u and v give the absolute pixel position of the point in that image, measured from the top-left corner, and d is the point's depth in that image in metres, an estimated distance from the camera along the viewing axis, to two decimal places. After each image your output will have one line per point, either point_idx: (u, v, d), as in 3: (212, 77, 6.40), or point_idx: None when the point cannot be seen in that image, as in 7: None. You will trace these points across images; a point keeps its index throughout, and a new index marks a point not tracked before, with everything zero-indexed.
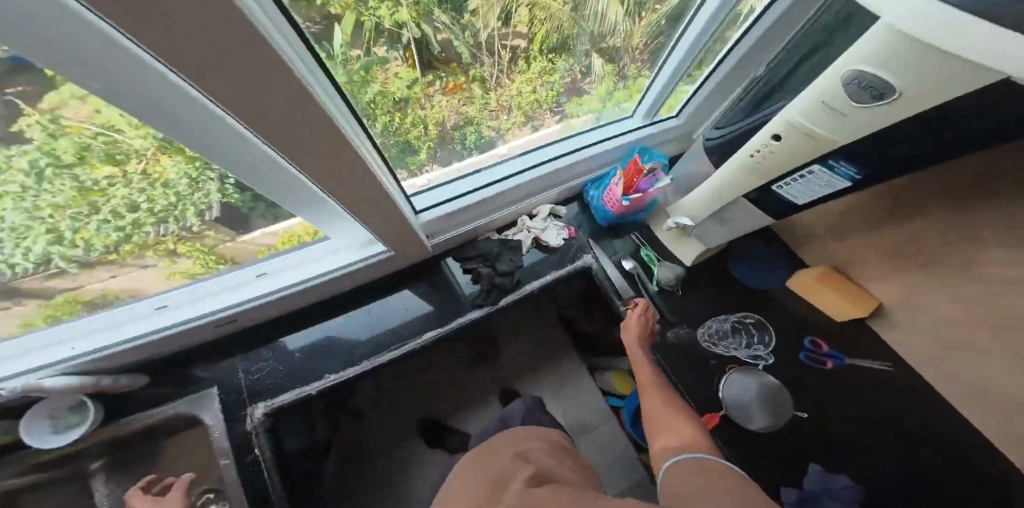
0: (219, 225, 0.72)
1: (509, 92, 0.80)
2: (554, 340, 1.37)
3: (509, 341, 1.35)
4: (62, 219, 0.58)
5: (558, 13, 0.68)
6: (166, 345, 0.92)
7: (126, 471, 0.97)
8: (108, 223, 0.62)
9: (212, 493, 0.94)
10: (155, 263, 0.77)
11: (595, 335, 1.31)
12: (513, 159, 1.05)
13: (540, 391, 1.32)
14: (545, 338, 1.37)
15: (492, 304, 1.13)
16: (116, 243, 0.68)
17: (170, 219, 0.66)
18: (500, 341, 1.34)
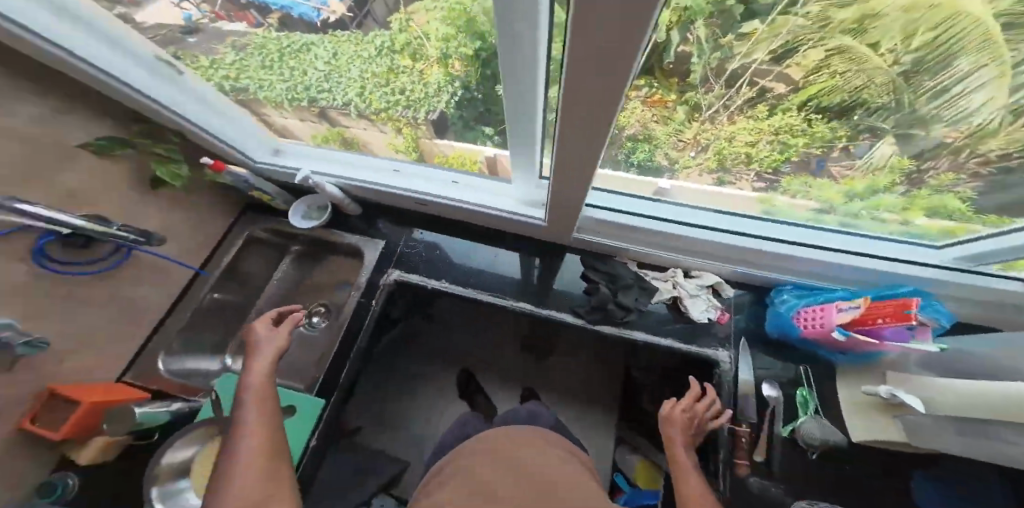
0: (432, 126, 0.72)
1: (720, 130, 0.50)
2: (603, 383, 1.18)
3: (559, 356, 1.20)
4: (350, 70, 0.64)
5: (873, 74, 0.38)
6: (383, 197, 0.98)
7: (309, 263, 1.04)
8: (373, 90, 0.67)
9: (322, 308, 0.99)
10: (385, 130, 0.79)
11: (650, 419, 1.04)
12: (720, 215, 0.78)
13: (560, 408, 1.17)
14: (590, 376, 1.19)
15: (591, 323, 0.87)
16: (378, 107, 0.71)
17: (415, 107, 0.67)
18: (551, 355, 1.20)
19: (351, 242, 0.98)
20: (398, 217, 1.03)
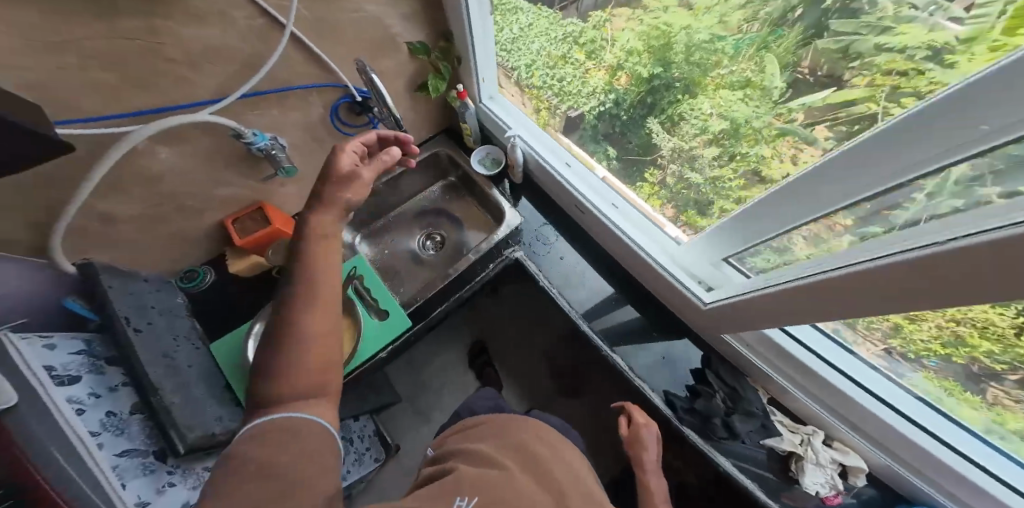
0: (638, 126, 0.76)
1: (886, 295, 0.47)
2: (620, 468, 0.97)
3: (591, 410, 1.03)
4: (631, 52, 0.66)
5: None
6: (551, 185, 0.99)
7: (454, 196, 1.07)
8: (630, 65, 0.68)
9: (435, 238, 1.05)
10: (585, 108, 0.85)
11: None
12: (866, 371, 0.67)
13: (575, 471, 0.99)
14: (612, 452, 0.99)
15: (679, 420, 0.85)
16: (606, 76, 0.76)
17: (652, 98, 0.69)
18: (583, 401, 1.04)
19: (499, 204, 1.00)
20: (558, 218, 1.06)
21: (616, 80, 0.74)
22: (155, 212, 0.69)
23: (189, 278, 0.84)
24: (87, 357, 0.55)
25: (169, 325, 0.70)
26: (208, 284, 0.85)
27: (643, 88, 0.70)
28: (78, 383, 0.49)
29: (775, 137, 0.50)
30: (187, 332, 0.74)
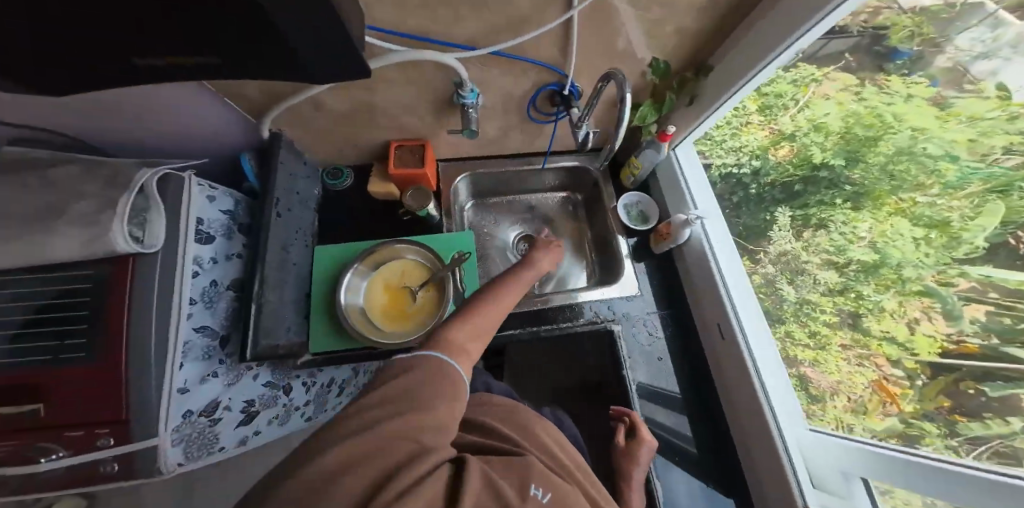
0: (781, 206, 0.83)
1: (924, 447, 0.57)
2: None
3: None
4: (811, 136, 0.76)
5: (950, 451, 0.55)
6: (699, 277, 0.90)
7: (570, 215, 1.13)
8: (805, 146, 0.78)
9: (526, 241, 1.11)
10: (766, 167, 0.86)
11: None
12: None
13: None
14: None
15: None
16: (788, 158, 0.81)
17: (809, 174, 0.77)
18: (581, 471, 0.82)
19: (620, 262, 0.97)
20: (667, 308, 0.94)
21: (776, 148, 0.83)
22: (354, 113, 0.80)
23: (334, 176, 1.00)
24: (230, 225, 0.71)
25: (297, 217, 0.85)
26: (342, 188, 1.00)
27: (803, 168, 0.78)
28: (209, 245, 0.64)
29: (912, 292, 0.60)
30: (308, 227, 0.91)
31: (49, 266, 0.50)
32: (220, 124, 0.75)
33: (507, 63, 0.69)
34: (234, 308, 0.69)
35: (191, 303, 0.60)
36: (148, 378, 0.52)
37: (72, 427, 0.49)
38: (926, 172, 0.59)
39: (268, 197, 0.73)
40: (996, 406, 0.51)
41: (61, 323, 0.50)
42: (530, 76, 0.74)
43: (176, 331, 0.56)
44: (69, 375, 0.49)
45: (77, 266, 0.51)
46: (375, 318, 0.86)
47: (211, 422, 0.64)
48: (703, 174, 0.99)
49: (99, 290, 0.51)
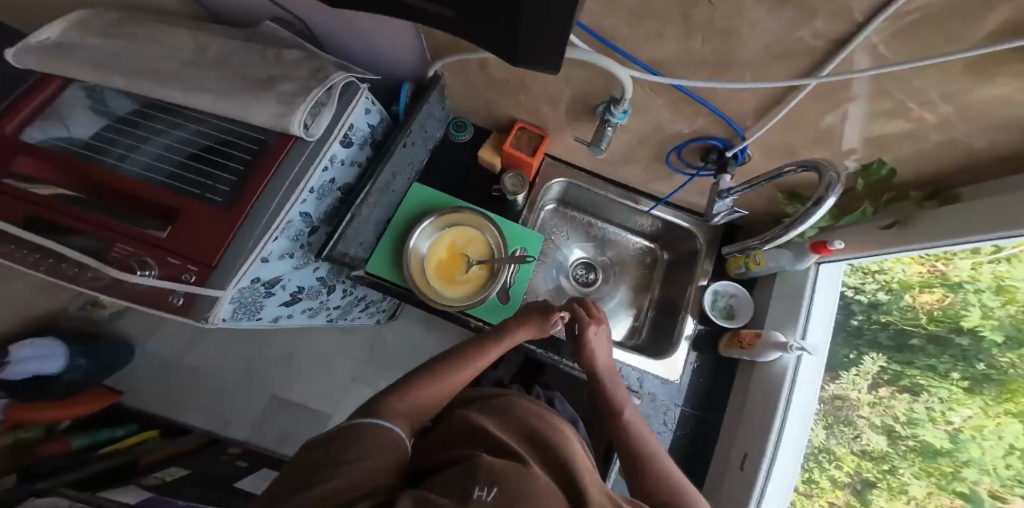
0: (885, 352, 0.85)
1: None
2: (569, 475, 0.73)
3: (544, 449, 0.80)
4: (976, 309, 0.75)
5: None
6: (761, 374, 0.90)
7: (639, 268, 1.27)
8: (951, 318, 0.77)
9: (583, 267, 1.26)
10: (898, 309, 0.83)
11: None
12: None
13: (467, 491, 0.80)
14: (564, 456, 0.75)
15: None
16: (921, 320, 0.81)
17: (929, 340, 0.80)
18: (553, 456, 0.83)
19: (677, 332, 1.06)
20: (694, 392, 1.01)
21: (924, 290, 0.79)
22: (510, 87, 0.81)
23: (460, 129, 1.04)
24: (367, 138, 0.80)
25: (411, 154, 0.90)
26: (460, 142, 1.05)
27: (938, 323, 0.79)
28: (346, 150, 0.73)
29: (949, 490, 0.76)
30: (417, 163, 0.97)
31: (246, 136, 0.67)
32: (396, 44, 0.77)
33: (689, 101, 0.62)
34: (332, 207, 0.78)
35: (309, 192, 0.67)
36: (251, 238, 0.60)
37: (174, 253, 0.59)
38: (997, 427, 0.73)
39: (404, 129, 0.81)
40: None
41: (221, 174, 0.65)
42: (697, 120, 0.67)
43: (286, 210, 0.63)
44: (198, 209, 0.61)
45: (262, 141, 0.66)
46: (430, 276, 0.89)
47: (266, 292, 0.72)
48: (836, 294, 0.90)
49: (258, 156, 0.64)
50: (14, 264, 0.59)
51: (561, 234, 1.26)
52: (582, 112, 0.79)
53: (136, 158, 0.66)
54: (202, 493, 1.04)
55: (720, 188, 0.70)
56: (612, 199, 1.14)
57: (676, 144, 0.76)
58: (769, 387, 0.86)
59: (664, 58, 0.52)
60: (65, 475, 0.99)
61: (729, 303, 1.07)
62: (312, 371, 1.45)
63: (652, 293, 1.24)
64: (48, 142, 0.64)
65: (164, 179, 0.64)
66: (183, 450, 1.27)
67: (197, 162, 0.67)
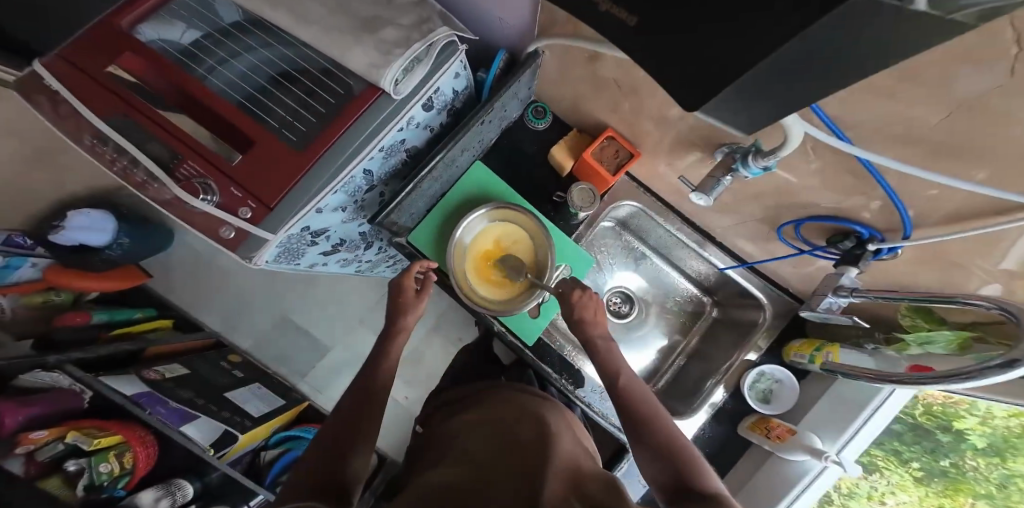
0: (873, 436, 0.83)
1: None
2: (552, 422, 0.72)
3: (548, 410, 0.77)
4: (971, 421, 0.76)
5: None
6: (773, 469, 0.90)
7: (687, 314, 1.16)
8: (941, 417, 0.78)
9: (624, 295, 1.17)
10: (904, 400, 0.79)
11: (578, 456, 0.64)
12: None
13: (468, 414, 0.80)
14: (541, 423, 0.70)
15: None
16: (921, 415, 0.79)
17: (912, 432, 0.81)
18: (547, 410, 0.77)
19: (700, 399, 1.01)
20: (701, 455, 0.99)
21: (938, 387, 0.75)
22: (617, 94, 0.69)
23: (538, 116, 0.91)
24: (448, 103, 0.71)
25: (486, 131, 0.81)
26: (536, 131, 0.92)
27: (931, 418, 0.79)
28: (425, 114, 0.65)
29: None
30: (485, 141, 0.86)
31: (338, 69, 0.59)
32: (515, 13, 0.67)
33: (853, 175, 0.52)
34: (395, 168, 0.72)
35: (378, 150, 0.61)
36: (312, 186, 0.56)
37: (239, 184, 0.55)
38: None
39: (488, 106, 0.72)
40: None
41: (303, 109, 0.59)
42: (852, 200, 0.60)
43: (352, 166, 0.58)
44: (270, 142, 0.56)
45: (349, 78, 0.58)
46: (468, 271, 0.82)
47: (310, 241, 0.68)
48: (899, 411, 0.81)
49: (341, 101, 0.58)
50: (92, 160, 0.56)
51: (609, 255, 1.15)
52: (695, 147, 0.67)
53: (227, 72, 0.60)
54: (193, 396, 1.05)
55: (842, 285, 0.68)
56: (681, 241, 1.02)
57: (795, 218, 0.70)
58: (775, 488, 0.86)
59: (856, 119, 0.45)
60: (74, 352, 0.97)
61: (771, 387, 1.00)
62: (326, 302, 1.45)
63: (687, 341, 1.15)
64: (155, 43, 0.59)
65: (249, 104, 0.59)
66: (186, 349, 1.26)
67: (283, 88, 0.60)
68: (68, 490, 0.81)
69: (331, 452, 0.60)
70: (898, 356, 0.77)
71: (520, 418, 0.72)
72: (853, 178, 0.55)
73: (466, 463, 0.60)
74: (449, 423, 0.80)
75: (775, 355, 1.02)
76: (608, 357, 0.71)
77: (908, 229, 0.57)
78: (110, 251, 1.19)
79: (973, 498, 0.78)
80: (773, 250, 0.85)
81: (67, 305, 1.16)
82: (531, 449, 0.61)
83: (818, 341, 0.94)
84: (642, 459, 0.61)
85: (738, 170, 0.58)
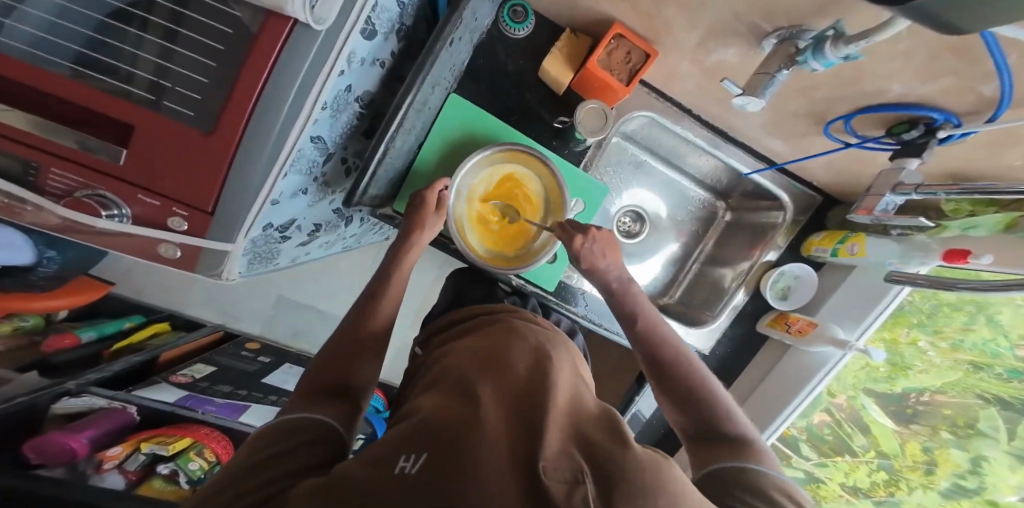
0: (880, 315, 0.79)
1: (816, 461, 1.00)
2: (562, 351, 0.54)
3: (559, 343, 0.57)
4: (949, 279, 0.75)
5: (841, 462, 0.99)
6: (789, 366, 0.87)
7: (701, 219, 1.01)
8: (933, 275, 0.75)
9: (631, 213, 1.00)
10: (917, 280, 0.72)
11: (577, 393, 0.44)
12: None
13: (466, 329, 0.60)
14: (561, 349, 0.53)
15: None
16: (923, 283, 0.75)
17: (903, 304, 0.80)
18: (559, 341, 0.58)
19: (717, 310, 0.93)
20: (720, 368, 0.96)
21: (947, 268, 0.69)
22: None
23: (518, 19, 0.74)
24: (396, 22, 0.53)
25: (458, 50, 0.64)
26: (517, 40, 0.76)
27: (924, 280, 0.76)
28: (369, 44, 0.48)
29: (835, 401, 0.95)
30: (458, 65, 0.71)
31: None
32: None
33: (960, 55, 0.40)
34: (351, 124, 0.58)
35: (320, 110, 0.46)
36: (251, 179, 0.43)
37: (149, 190, 0.43)
38: (896, 353, 0.88)
39: (452, 18, 0.54)
40: (834, 475, 1.00)
41: (182, 69, 0.41)
42: (939, 82, 0.46)
43: (298, 137, 0.43)
44: (156, 126, 0.40)
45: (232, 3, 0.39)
46: (466, 217, 0.73)
47: (278, 234, 0.62)
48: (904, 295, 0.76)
49: (235, 46, 0.40)
50: None
51: (615, 175, 0.97)
52: (731, 34, 0.53)
53: (20, 25, 0.38)
54: (234, 389, 1.03)
55: (903, 182, 0.60)
56: (696, 144, 0.86)
57: (845, 114, 0.59)
58: (792, 384, 0.86)
59: None
60: (91, 374, 0.93)
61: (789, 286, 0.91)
62: (318, 271, 1.29)
63: (701, 246, 1.02)
64: None
65: (94, 73, 0.40)
66: (199, 347, 1.19)
67: (126, 33, 0.40)
68: (175, 485, 0.80)
69: (326, 365, 0.50)
70: (930, 240, 0.67)
71: (534, 340, 0.52)
72: (952, 57, 0.41)
73: (449, 392, 0.40)
74: (443, 344, 0.58)
75: (794, 252, 0.91)
76: (627, 299, 0.63)
77: (999, 110, 0.44)
78: (42, 269, 0.94)
79: (908, 327, 0.86)
80: (807, 146, 0.73)
81: (39, 329, 1.06)
82: (538, 390, 0.39)
83: (841, 232, 0.83)
84: (665, 401, 0.57)
85: (802, 63, 0.47)
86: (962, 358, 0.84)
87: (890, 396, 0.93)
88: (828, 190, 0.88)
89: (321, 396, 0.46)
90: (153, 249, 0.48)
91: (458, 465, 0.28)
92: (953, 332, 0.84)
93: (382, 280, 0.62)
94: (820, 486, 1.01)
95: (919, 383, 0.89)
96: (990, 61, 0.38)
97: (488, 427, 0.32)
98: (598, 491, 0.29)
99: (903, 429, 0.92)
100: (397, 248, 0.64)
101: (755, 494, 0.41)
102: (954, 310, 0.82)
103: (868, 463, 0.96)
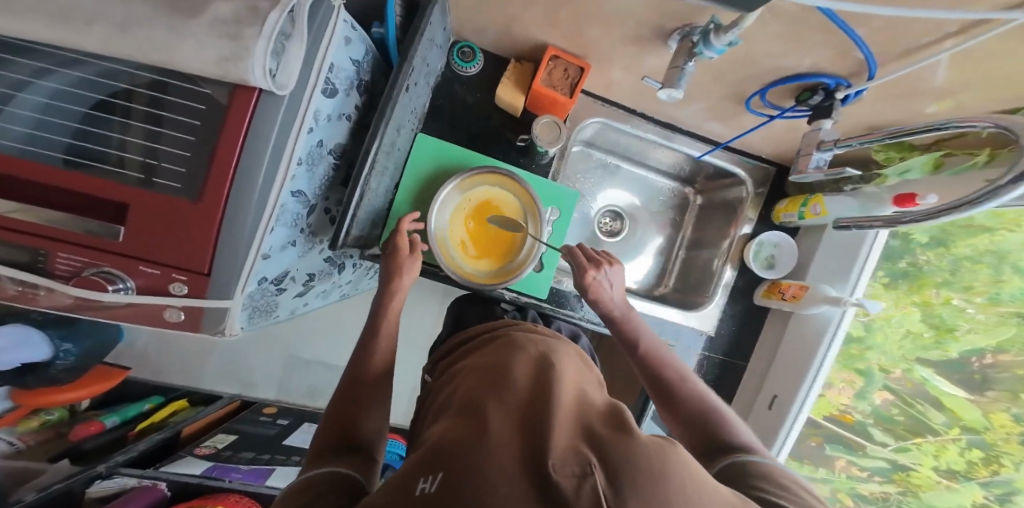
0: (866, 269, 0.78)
1: (892, 449, 0.86)
2: (563, 352, 0.56)
3: (557, 346, 0.59)
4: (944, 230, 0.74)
5: (925, 449, 0.83)
6: (798, 339, 0.86)
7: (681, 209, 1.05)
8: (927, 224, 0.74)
9: (610, 216, 1.04)
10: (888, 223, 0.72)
11: (576, 389, 0.45)
12: None
13: (468, 352, 0.62)
14: (561, 352, 0.56)
15: None
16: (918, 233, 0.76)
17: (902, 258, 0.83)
18: (555, 344, 0.59)
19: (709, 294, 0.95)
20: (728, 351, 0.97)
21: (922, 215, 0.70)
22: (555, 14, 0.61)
23: (466, 59, 0.81)
24: (354, 79, 0.59)
25: (415, 94, 0.71)
26: (469, 76, 0.83)
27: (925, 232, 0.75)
28: (333, 101, 0.54)
29: (892, 375, 0.85)
30: (419, 108, 0.77)
31: (179, 73, 0.45)
32: None
33: (823, 30, 0.45)
34: (328, 175, 0.63)
35: (297, 166, 0.51)
36: (242, 234, 0.48)
37: (148, 260, 0.47)
38: (936, 314, 0.81)
39: (403, 68, 0.60)
40: (915, 465, 0.84)
41: (165, 147, 0.46)
42: (819, 53, 0.51)
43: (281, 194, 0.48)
44: (148, 200, 0.45)
45: (198, 82, 0.45)
46: (451, 245, 0.77)
47: (275, 288, 0.66)
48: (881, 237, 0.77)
49: (210, 119, 0.45)
50: None
51: (585, 180, 1.02)
52: (647, 40, 0.60)
53: (12, 126, 0.43)
54: (257, 454, 1.04)
55: (824, 140, 0.64)
56: (650, 140, 0.91)
57: (760, 89, 0.64)
58: (804, 358, 0.82)
59: None
60: (119, 455, 0.94)
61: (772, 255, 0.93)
62: (320, 324, 1.31)
63: (682, 233, 1.06)
64: None
65: (89, 163, 0.45)
66: (217, 419, 1.20)
67: (117, 126, 0.46)
68: None
69: (336, 417, 0.53)
70: (880, 190, 0.70)
71: (534, 349, 0.55)
72: (818, 32, 0.46)
73: (455, 414, 0.42)
74: (450, 370, 0.59)
75: (767, 222, 0.95)
76: (628, 326, 0.68)
77: (873, 67, 0.49)
78: (60, 364, 0.93)
79: (935, 287, 0.81)
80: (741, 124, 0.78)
81: (66, 420, 1.08)
82: (536, 397, 0.41)
83: (803, 194, 0.86)
84: (669, 421, 0.58)
85: (699, 54, 0.52)
86: (1008, 311, 0.76)
87: (951, 364, 0.81)
88: (778, 160, 0.93)
89: (334, 450, 0.48)
90: (161, 317, 0.52)
91: (466, 477, 0.30)
92: (985, 286, 0.77)
93: (374, 314, 0.66)
94: (910, 475, 0.85)
95: (974, 345, 0.79)
96: (847, 32, 0.44)
97: (495, 440, 0.34)
98: (605, 480, 0.31)
99: (978, 398, 0.78)
100: (381, 293, 0.68)
101: (767, 480, 0.44)
102: (974, 264, 0.78)
103: (956, 442, 0.79)
